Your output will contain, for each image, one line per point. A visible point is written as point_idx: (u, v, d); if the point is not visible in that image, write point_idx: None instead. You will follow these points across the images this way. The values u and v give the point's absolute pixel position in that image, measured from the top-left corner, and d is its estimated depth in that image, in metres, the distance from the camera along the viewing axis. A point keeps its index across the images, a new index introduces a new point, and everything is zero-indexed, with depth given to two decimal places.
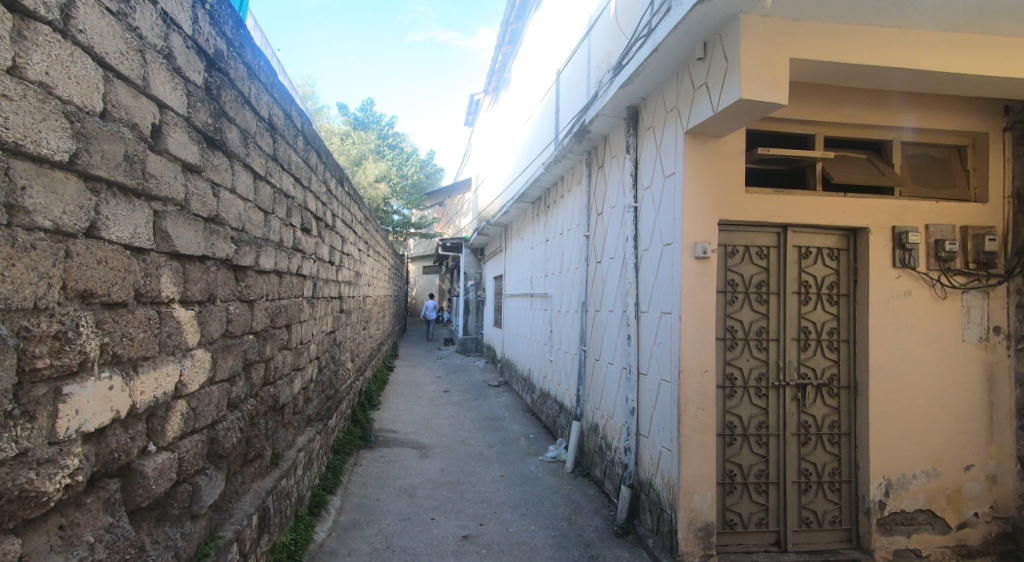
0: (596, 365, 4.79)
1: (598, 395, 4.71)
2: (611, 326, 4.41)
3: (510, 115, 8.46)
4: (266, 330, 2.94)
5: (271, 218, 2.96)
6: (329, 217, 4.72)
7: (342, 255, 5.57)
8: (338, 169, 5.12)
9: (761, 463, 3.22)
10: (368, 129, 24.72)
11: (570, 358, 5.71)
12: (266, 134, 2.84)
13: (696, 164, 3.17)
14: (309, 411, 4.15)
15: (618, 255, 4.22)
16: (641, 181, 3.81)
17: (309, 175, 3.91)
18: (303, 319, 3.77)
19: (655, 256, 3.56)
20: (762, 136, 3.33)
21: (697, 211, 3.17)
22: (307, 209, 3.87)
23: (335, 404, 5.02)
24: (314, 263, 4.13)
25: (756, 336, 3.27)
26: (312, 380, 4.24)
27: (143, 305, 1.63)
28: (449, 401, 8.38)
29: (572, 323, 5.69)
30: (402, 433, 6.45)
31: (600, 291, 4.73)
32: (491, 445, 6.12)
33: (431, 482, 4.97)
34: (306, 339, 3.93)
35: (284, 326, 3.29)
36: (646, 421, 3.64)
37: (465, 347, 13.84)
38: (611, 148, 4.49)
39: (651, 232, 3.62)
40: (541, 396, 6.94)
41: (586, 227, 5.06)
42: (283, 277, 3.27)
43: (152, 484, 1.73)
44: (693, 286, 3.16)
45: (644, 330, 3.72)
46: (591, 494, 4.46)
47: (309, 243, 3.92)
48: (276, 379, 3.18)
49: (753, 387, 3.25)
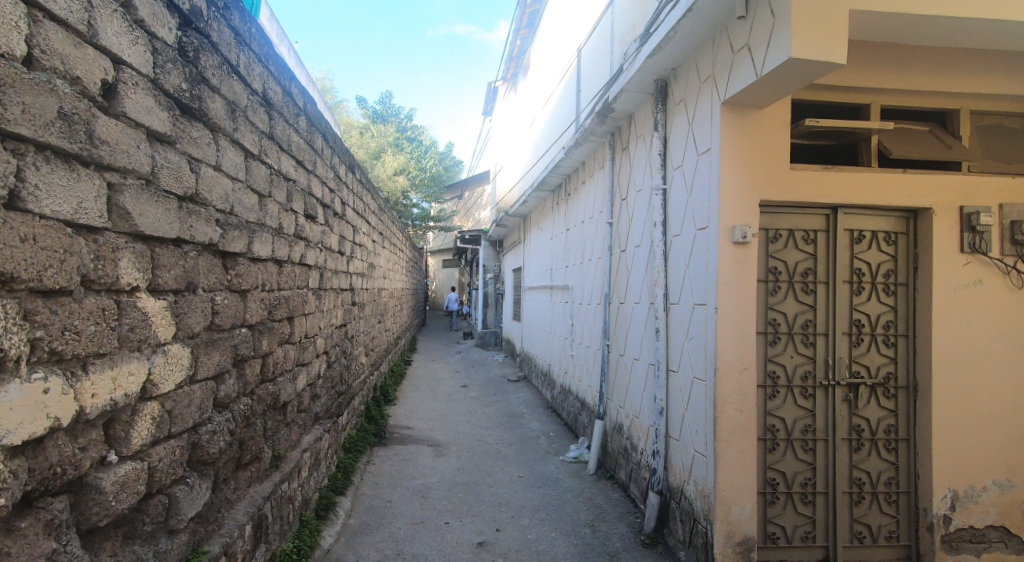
0: (620, 360, 4.50)
1: (623, 393, 4.42)
2: (636, 320, 4.12)
3: (529, 100, 8.12)
4: (263, 323, 2.70)
5: (266, 201, 2.72)
6: (338, 204, 4.49)
7: (353, 245, 5.34)
8: (347, 155, 4.88)
9: (807, 471, 2.95)
10: (387, 121, 24.57)
11: (592, 353, 5.42)
12: (260, 109, 2.59)
13: (734, 139, 2.87)
14: (316, 408, 3.93)
15: (645, 243, 3.92)
16: (670, 161, 3.51)
17: (313, 158, 3.66)
18: (307, 312, 3.55)
19: (687, 241, 3.26)
20: (810, 107, 3.02)
21: (735, 192, 2.88)
22: (312, 194, 3.63)
23: (346, 401, 4.80)
24: (320, 252, 3.89)
25: (801, 330, 2.99)
26: (320, 376, 4.02)
27: (94, 294, 1.39)
28: (467, 396, 8.16)
29: (594, 316, 5.40)
30: (418, 430, 6.23)
31: (625, 282, 4.43)
32: (509, 443, 5.86)
33: (447, 482, 4.73)
34: (312, 333, 3.71)
35: (285, 319, 3.06)
36: (676, 422, 3.36)
37: (484, 342, 13.63)
38: (636, 127, 4.18)
39: (682, 216, 3.32)
40: (561, 393, 6.68)
41: (609, 214, 4.77)
42: (284, 266, 3.03)
43: (113, 500, 1.49)
44: (731, 274, 2.88)
45: (674, 324, 3.43)
46: (616, 498, 4.19)
47: (314, 231, 3.69)
48: (276, 375, 2.96)
49: (798, 386, 2.97)
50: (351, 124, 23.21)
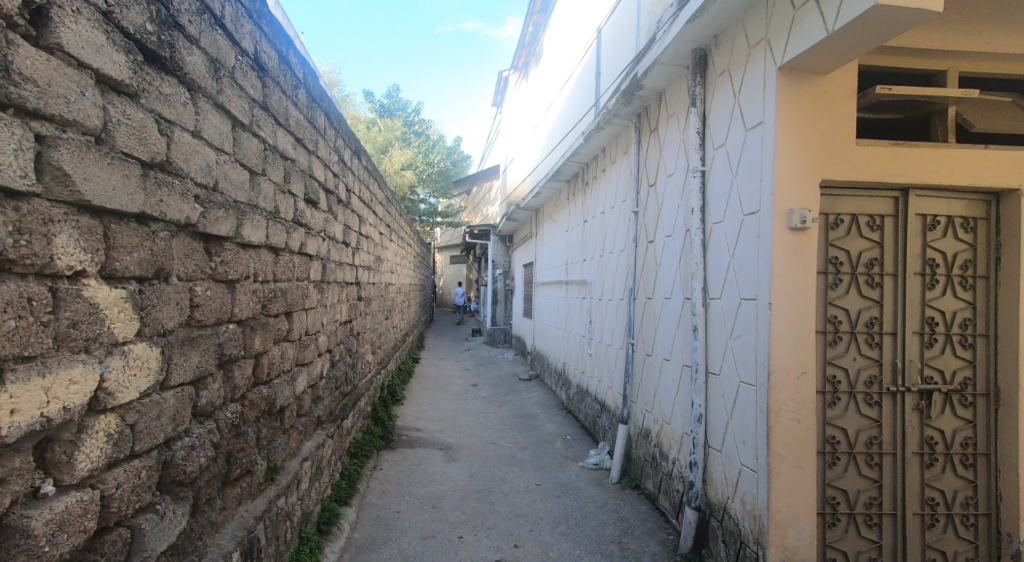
0: (647, 361, 4.16)
1: (650, 396, 4.09)
2: (667, 316, 3.80)
3: (543, 86, 7.76)
4: (255, 318, 2.37)
5: (260, 180, 2.39)
6: (342, 191, 4.16)
7: (359, 236, 5.02)
8: (352, 139, 4.56)
9: (872, 489, 2.64)
10: (394, 115, 24.24)
11: (613, 353, 5.09)
12: (251, 73, 2.25)
13: (792, 110, 2.54)
14: (318, 412, 3.61)
15: (679, 231, 3.60)
16: (710, 139, 3.18)
17: (315, 138, 3.33)
18: (308, 306, 3.23)
19: (731, 227, 2.93)
20: (878, 76, 2.69)
21: (793, 171, 2.55)
22: (313, 177, 3.29)
23: (352, 402, 4.47)
24: (322, 242, 3.56)
25: (865, 328, 2.66)
26: (322, 376, 3.69)
27: (16, 279, 1.08)
28: (478, 396, 7.82)
29: (616, 313, 5.07)
30: (427, 432, 5.90)
31: (652, 275, 4.10)
32: (524, 447, 5.54)
33: (459, 490, 4.41)
34: (314, 330, 3.39)
35: (282, 314, 2.74)
36: (716, 430, 3.04)
37: (493, 339, 13.29)
38: (667, 106, 3.84)
39: (725, 200, 2.99)
40: (578, 393, 6.35)
41: (634, 202, 4.44)
42: (280, 255, 2.70)
43: (48, 544, 1.16)
44: (787, 264, 2.56)
45: (714, 320, 3.10)
46: (644, 511, 3.86)
47: (315, 217, 3.36)
48: (271, 377, 2.62)
49: (862, 393, 2.65)
50: (358, 119, 22.93)
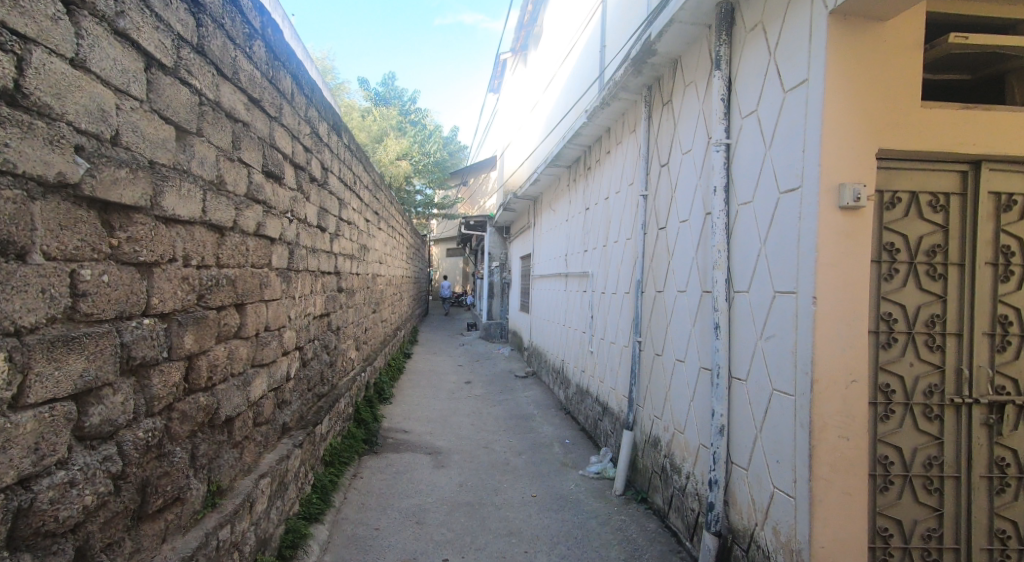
0: (657, 361, 3.73)
1: (660, 400, 3.67)
2: (682, 311, 3.38)
3: (543, 65, 7.29)
4: (188, 310, 1.93)
5: (194, 141, 1.94)
6: (316, 168, 3.70)
7: (339, 221, 4.56)
8: (329, 113, 4.08)
9: (931, 519, 2.21)
10: (390, 104, 23.69)
11: (617, 351, 4.66)
12: (178, 4, 1.80)
13: (846, 63, 2.10)
14: (284, 418, 3.16)
15: (698, 215, 3.17)
16: (737, 107, 2.75)
17: (278, 103, 2.87)
18: (268, 297, 2.78)
19: (763, 208, 2.50)
20: (944, 26, 2.26)
21: (845, 138, 2.12)
22: (276, 148, 2.84)
23: (328, 404, 4.03)
24: (289, 224, 3.11)
25: (926, 328, 2.23)
26: (289, 378, 3.24)
27: None
28: (472, 394, 7.39)
29: (620, 308, 4.64)
30: (415, 435, 5.47)
31: (663, 266, 3.67)
32: (519, 452, 5.12)
33: (447, 502, 3.98)
34: (277, 325, 2.94)
35: (229, 306, 2.29)
36: (741, 445, 2.62)
37: (489, 333, 12.83)
38: (683, 74, 3.40)
39: (757, 177, 2.57)
40: (578, 393, 5.92)
41: (644, 185, 4.01)
42: (227, 236, 2.26)
43: None
44: (836, 250, 2.14)
45: (740, 317, 2.68)
46: (652, 531, 3.44)
47: (279, 194, 2.91)
48: (215, 382, 2.18)
49: (920, 404, 2.22)
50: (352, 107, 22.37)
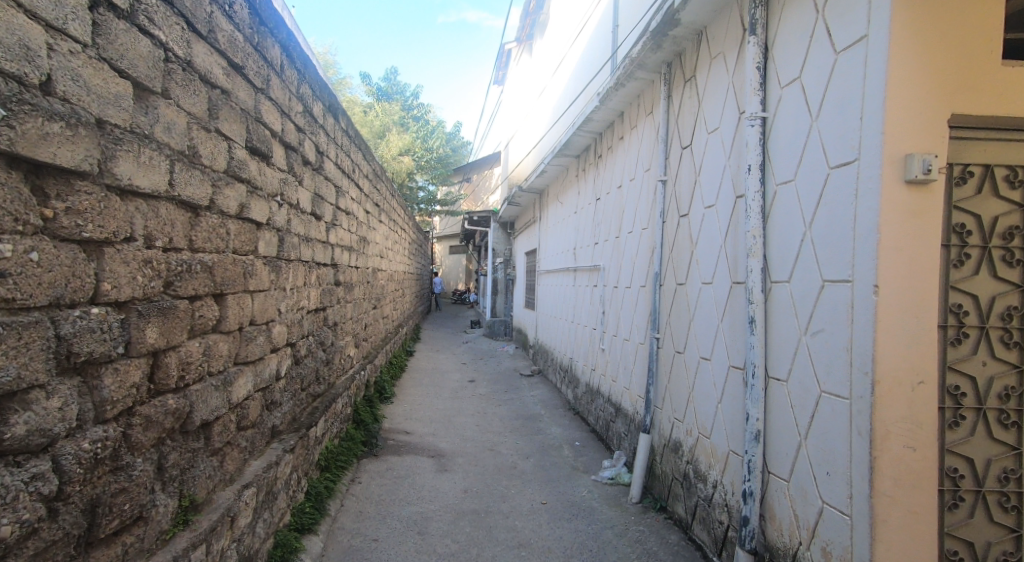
0: (678, 359, 3.45)
1: (681, 402, 3.40)
2: (707, 304, 3.11)
3: (551, 51, 7.02)
4: (153, 298, 1.65)
5: (159, 102, 1.67)
6: (309, 151, 3.43)
7: (336, 210, 4.30)
8: (325, 93, 3.81)
9: (1007, 541, 1.96)
10: (392, 99, 23.42)
11: (632, 348, 4.39)
12: None
13: (913, 16, 1.83)
14: (273, 421, 2.89)
15: (727, 198, 2.90)
16: (776, 75, 2.47)
17: (265, 73, 2.60)
18: (253, 288, 2.51)
19: (808, 186, 2.23)
20: None
21: (911, 102, 1.85)
22: (262, 122, 2.57)
23: (323, 405, 3.76)
24: (278, 208, 2.84)
25: (1001, 322, 1.97)
26: (279, 377, 2.97)
27: None
28: (476, 393, 7.12)
29: (635, 303, 4.36)
30: (416, 436, 5.20)
31: (685, 256, 3.40)
32: (527, 455, 4.84)
33: (450, 510, 3.71)
34: (264, 319, 2.67)
35: (205, 296, 2.02)
36: (780, 452, 2.35)
37: (492, 330, 12.58)
38: (709, 47, 3.13)
39: (801, 152, 2.29)
40: (588, 393, 5.64)
41: (662, 169, 3.74)
42: (202, 216, 1.99)
43: None
44: (901, 231, 1.86)
45: (779, 309, 2.41)
46: (675, 543, 3.18)
47: (266, 175, 2.64)
48: (188, 383, 1.91)
49: (994, 410, 1.96)
50: (354, 102, 22.09)
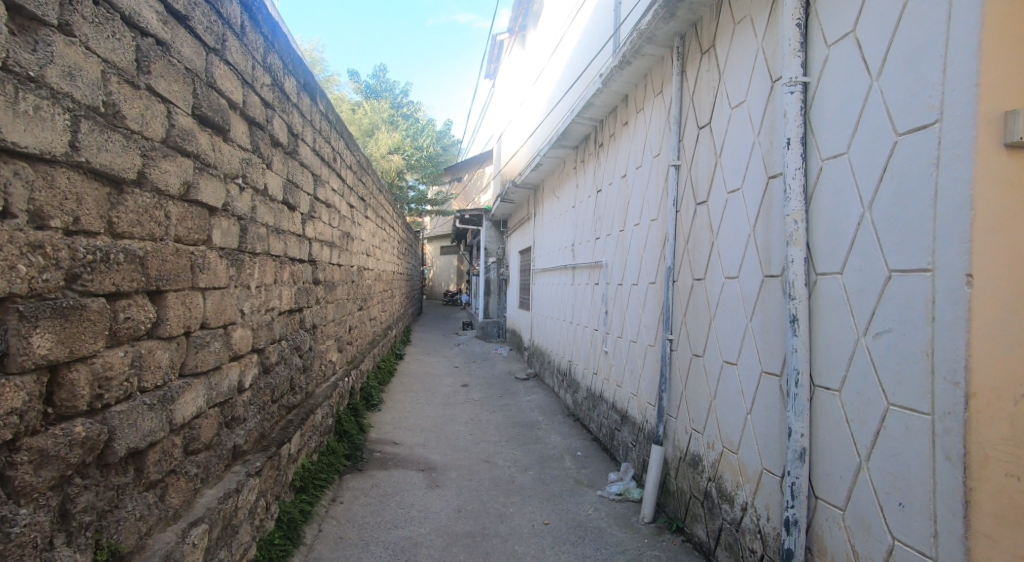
0: (697, 363, 3.09)
1: (701, 411, 3.04)
2: (732, 301, 2.74)
3: (548, 36, 6.64)
4: (46, 297, 1.30)
5: (56, 40, 1.30)
6: (280, 131, 3.03)
7: (314, 201, 3.90)
8: (299, 68, 3.41)
9: None
10: (381, 97, 22.98)
11: (640, 351, 4.02)
12: None
13: None
14: (235, 440, 2.50)
15: (756, 179, 2.54)
16: (821, 31, 2.10)
17: (220, 31, 2.20)
18: (206, 285, 2.12)
19: (868, 159, 1.86)
20: None
21: (1011, 49, 1.51)
22: (216, 89, 2.17)
23: (298, 418, 3.36)
24: (239, 193, 2.44)
25: None
26: (243, 389, 2.58)
27: None
28: (469, 399, 6.73)
29: (643, 301, 4.00)
30: (406, 447, 4.81)
31: (705, 248, 3.03)
32: (525, 468, 4.46)
33: (442, 533, 3.33)
34: (221, 321, 2.27)
35: (135, 294, 1.63)
36: (829, 475, 1.99)
37: (486, 332, 12.21)
38: (731, 11, 2.78)
39: (857, 118, 1.92)
40: (589, 399, 5.27)
41: (675, 153, 3.38)
42: (128, 192, 1.59)
43: None
44: (1000, 207, 1.51)
45: (828, 306, 2.04)
46: None
47: (222, 151, 2.24)
48: (111, 404, 1.53)
49: None
50: (342, 99, 21.61)
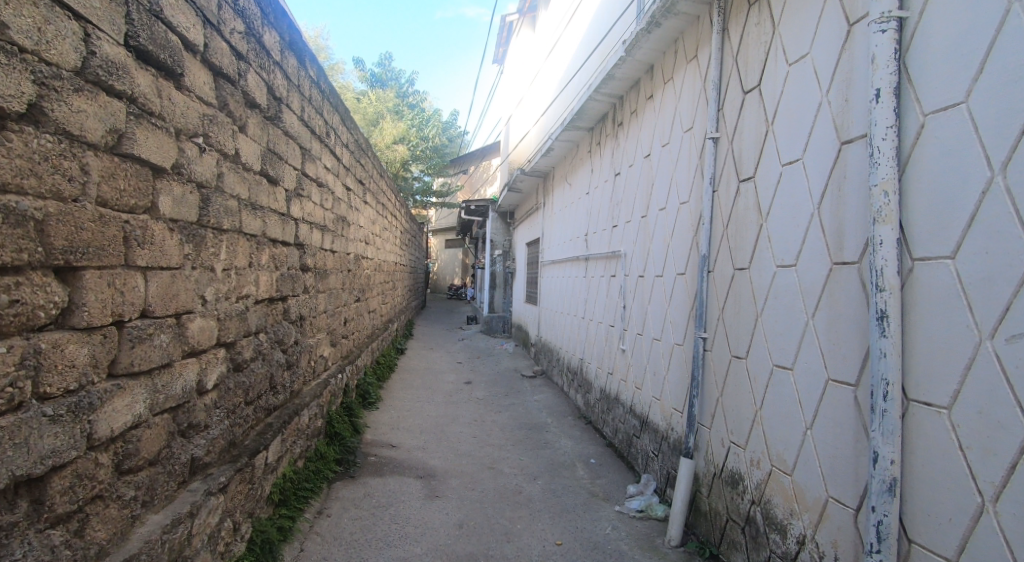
0: (738, 366, 2.66)
1: (742, 423, 2.61)
2: (785, 293, 2.32)
3: (563, 9, 6.20)
4: None
5: None
6: (257, 90, 2.62)
7: (302, 176, 3.48)
8: (282, 22, 2.98)
9: None
10: (387, 85, 22.55)
11: (665, 350, 3.59)
12: None
13: None
14: (194, 452, 2.08)
15: (823, 147, 2.11)
16: None
17: None
18: (149, 265, 1.71)
19: (1002, 109, 1.45)
20: None
21: None
22: (165, 21, 1.76)
23: (278, 422, 2.95)
24: (198, 155, 2.03)
25: None
26: (206, 390, 2.16)
27: None
28: (473, 397, 6.32)
29: (669, 294, 3.57)
30: (403, 450, 4.41)
31: (750, 232, 2.60)
32: (534, 476, 4.04)
33: (441, 555, 2.91)
34: (172, 309, 1.86)
35: (18, 269, 1.26)
36: (930, 515, 1.58)
37: (491, 327, 11.78)
38: None
39: (984, 56, 1.49)
40: (603, 401, 4.85)
41: (713, 123, 2.94)
42: (12, 128, 1.23)
43: None
44: None
45: (931, 301, 1.61)
46: None
47: (173, 99, 1.83)
48: None
49: None
50: (347, 88, 21.16)
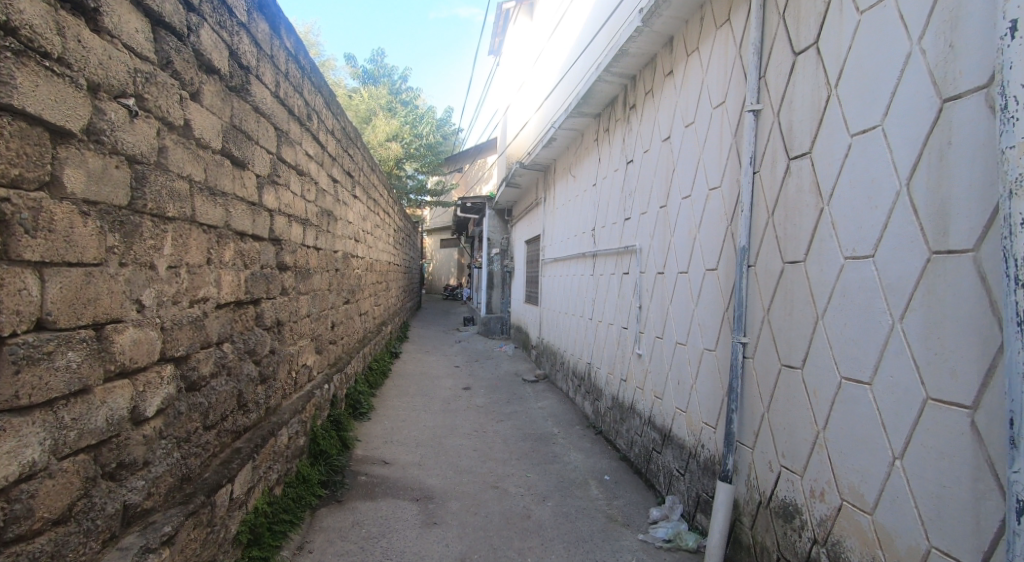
0: (791, 378, 2.24)
1: (797, 446, 2.20)
2: (857, 292, 1.90)
3: None
4: None
5: None
6: (215, 51, 2.18)
7: (277, 160, 3.03)
8: None
9: None
10: (380, 81, 22.08)
11: (692, 356, 3.17)
12: None
13: None
14: (128, 498, 1.63)
15: (914, 109, 1.70)
16: None
17: None
18: (44, 258, 1.31)
19: None
20: None
21: None
22: None
23: (247, 447, 2.50)
24: (130, 121, 1.60)
25: None
26: (145, 418, 1.71)
27: None
28: (473, 405, 5.88)
29: (695, 293, 3.15)
30: (396, 467, 3.97)
31: (806, 218, 2.18)
32: (544, 496, 3.62)
33: None
34: (83, 317, 1.41)
35: None
36: None
37: (489, 328, 11.32)
38: None
39: None
40: (617, 410, 4.42)
41: (753, 94, 2.52)
42: None
43: None
44: None
45: None
46: None
47: (83, 44, 1.41)
48: None
49: None
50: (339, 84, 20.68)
